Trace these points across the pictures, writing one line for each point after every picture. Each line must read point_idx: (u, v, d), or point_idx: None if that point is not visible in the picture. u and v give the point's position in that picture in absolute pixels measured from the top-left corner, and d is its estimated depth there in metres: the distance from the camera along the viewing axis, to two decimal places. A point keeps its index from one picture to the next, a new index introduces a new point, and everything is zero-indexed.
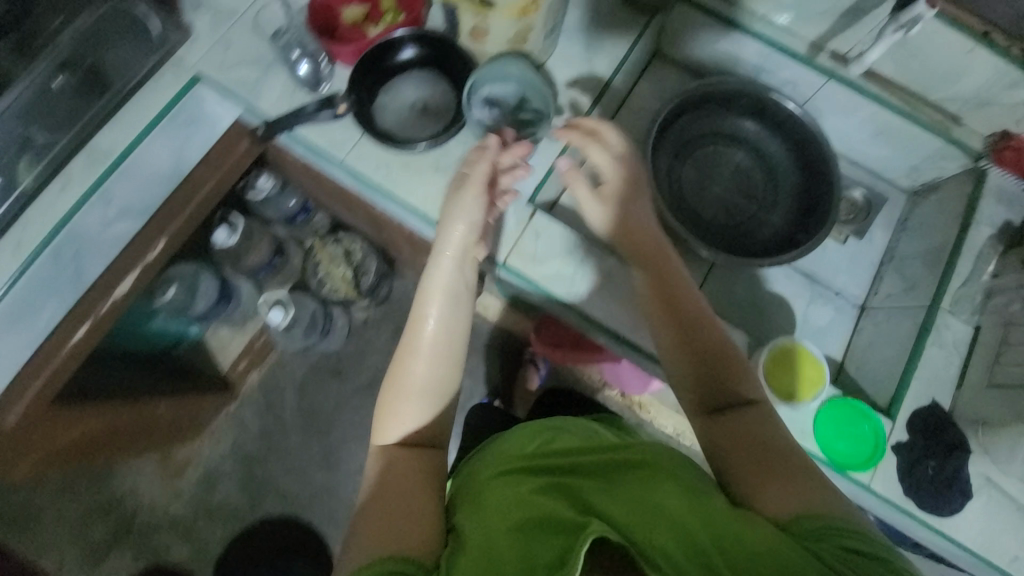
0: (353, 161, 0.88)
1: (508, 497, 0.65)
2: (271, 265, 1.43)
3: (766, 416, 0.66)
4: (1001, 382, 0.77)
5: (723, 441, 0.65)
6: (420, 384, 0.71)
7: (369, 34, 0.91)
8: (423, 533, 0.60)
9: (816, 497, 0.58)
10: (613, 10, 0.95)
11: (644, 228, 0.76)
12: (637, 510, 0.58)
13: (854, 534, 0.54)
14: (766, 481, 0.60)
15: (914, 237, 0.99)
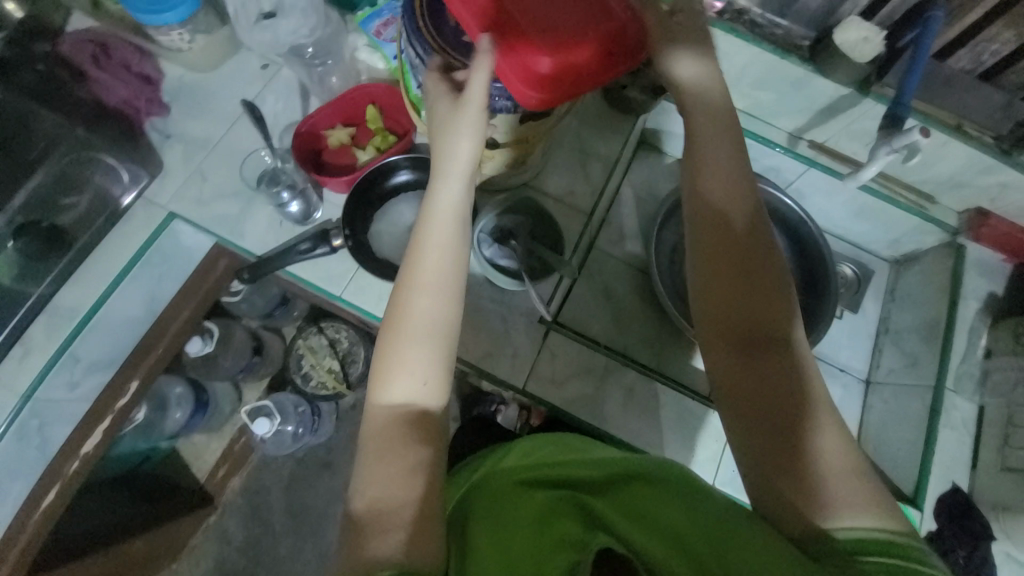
0: (351, 296, 0.85)
1: (514, 506, 0.62)
2: (249, 367, 1.35)
3: (801, 367, 0.57)
4: (1013, 466, 0.82)
5: (754, 393, 0.57)
6: (419, 336, 0.57)
7: (359, 161, 0.88)
8: (420, 537, 0.50)
9: (841, 493, 0.51)
10: (599, 112, 0.97)
11: (714, 119, 0.62)
12: (661, 543, 0.53)
13: (898, 553, 0.47)
14: (794, 467, 0.53)
15: (904, 309, 1.02)
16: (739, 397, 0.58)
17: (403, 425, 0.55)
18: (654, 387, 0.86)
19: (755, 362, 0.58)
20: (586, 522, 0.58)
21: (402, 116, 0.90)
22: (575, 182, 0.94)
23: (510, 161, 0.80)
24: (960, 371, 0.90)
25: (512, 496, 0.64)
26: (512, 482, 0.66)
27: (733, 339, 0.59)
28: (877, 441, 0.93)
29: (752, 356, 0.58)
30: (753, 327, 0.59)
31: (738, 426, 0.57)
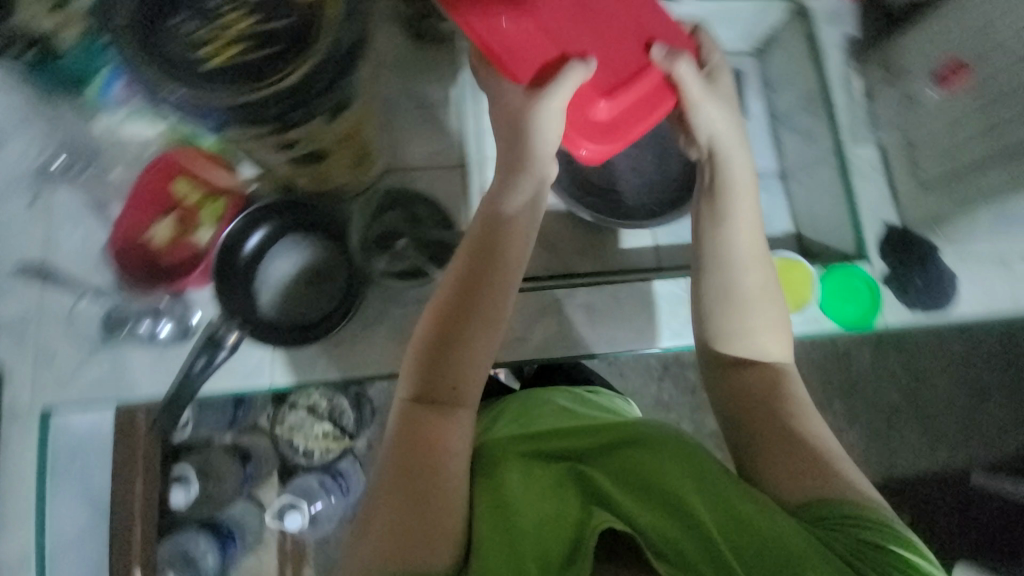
0: (283, 378, 0.76)
1: (523, 482, 0.60)
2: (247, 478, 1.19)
3: (783, 381, 0.63)
4: (928, 182, 0.86)
5: (757, 403, 0.61)
6: (463, 389, 0.59)
7: (201, 242, 0.77)
8: (444, 542, 0.52)
9: (828, 481, 0.56)
10: (415, 59, 0.88)
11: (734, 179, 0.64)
12: (667, 519, 0.56)
13: (882, 533, 0.52)
14: (800, 457, 0.58)
15: (785, 91, 1.02)
16: (744, 404, 0.62)
17: (434, 436, 0.56)
18: (608, 290, 0.85)
19: (752, 374, 0.63)
20: (589, 497, 0.59)
21: (208, 173, 0.76)
22: (435, 142, 0.87)
23: (353, 161, 0.74)
24: (851, 122, 0.93)
25: (516, 470, 0.62)
26: (518, 454, 0.64)
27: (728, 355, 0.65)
28: (812, 221, 0.97)
29: (755, 372, 0.63)
30: (744, 337, 0.63)
31: (745, 426, 0.61)
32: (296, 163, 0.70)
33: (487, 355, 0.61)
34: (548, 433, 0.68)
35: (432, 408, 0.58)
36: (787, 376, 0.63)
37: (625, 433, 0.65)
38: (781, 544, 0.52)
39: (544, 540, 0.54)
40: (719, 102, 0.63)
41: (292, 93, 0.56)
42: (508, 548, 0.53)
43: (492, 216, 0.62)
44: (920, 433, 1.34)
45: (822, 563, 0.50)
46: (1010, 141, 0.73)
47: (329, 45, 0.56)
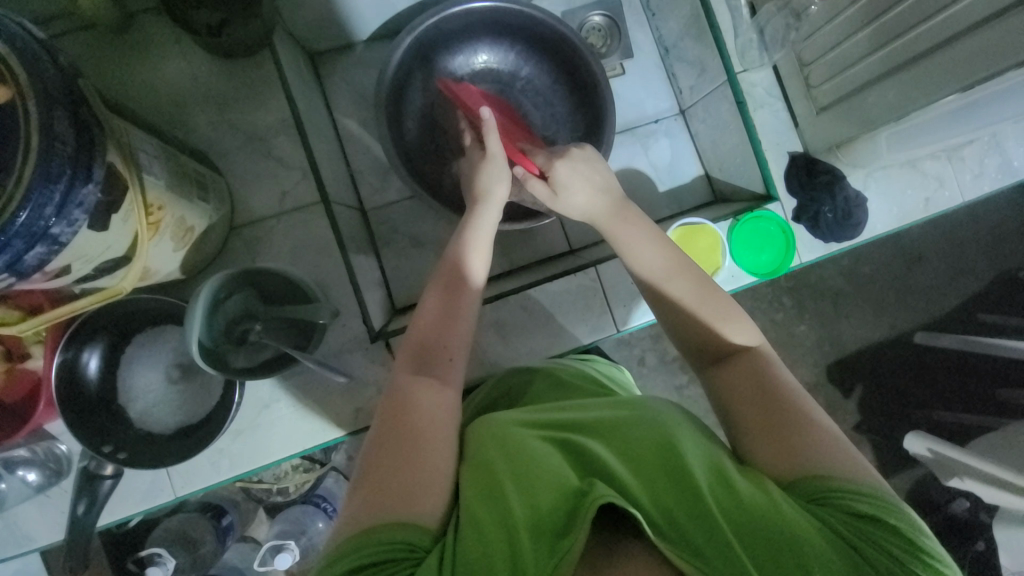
0: (188, 487, 0.71)
1: (517, 456, 0.51)
2: (230, 530, 1.01)
3: (771, 366, 0.57)
4: (827, 104, 0.78)
5: (752, 381, 0.55)
6: (456, 363, 0.59)
7: (36, 367, 0.67)
8: (429, 504, 0.47)
9: (827, 452, 0.49)
10: (231, 84, 0.74)
11: (630, 215, 0.65)
12: (667, 491, 0.46)
13: (884, 516, 0.45)
14: (799, 425, 0.51)
15: (665, 18, 0.90)
16: (738, 393, 0.55)
17: (432, 404, 0.54)
18: (516, 301, 0.79)
19: (739, 364, 0.57)
20: (584, 468, 0.49)
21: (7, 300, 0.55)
22: (282, 180, 0.75)
23: (172, 238, 0.59)
24: (740, 46, 0.82)
25: (506, 447, 0.52)
26: (511, 429, 0.55)
27: (706, 346, 0.60)
28: (718, 163, 0.91)
29: (738, 363, 0.57)
30: (721, 331, 0.59)
31: (736, 405, 0.55)
32: (84, 281, 0.53)
33: (466, 333, 0.61)
34: (546, 408, 0.59)
35: (431, 377, 0.56)
36: (772, 363, 0.57)
37: (627, 406, 0.57)
38: (781, 518, 0.44)
39: (539, 512, 0.44)
40: (589, 184, 0.66)
41: (18, 232, 0.40)
42: (499, 534, 0.43)
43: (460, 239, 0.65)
44: (868, 306, 1.29)
45: (819, 540, 0.43)
46: (896, 49, 0.65)
47: (40, 151, 0.40)
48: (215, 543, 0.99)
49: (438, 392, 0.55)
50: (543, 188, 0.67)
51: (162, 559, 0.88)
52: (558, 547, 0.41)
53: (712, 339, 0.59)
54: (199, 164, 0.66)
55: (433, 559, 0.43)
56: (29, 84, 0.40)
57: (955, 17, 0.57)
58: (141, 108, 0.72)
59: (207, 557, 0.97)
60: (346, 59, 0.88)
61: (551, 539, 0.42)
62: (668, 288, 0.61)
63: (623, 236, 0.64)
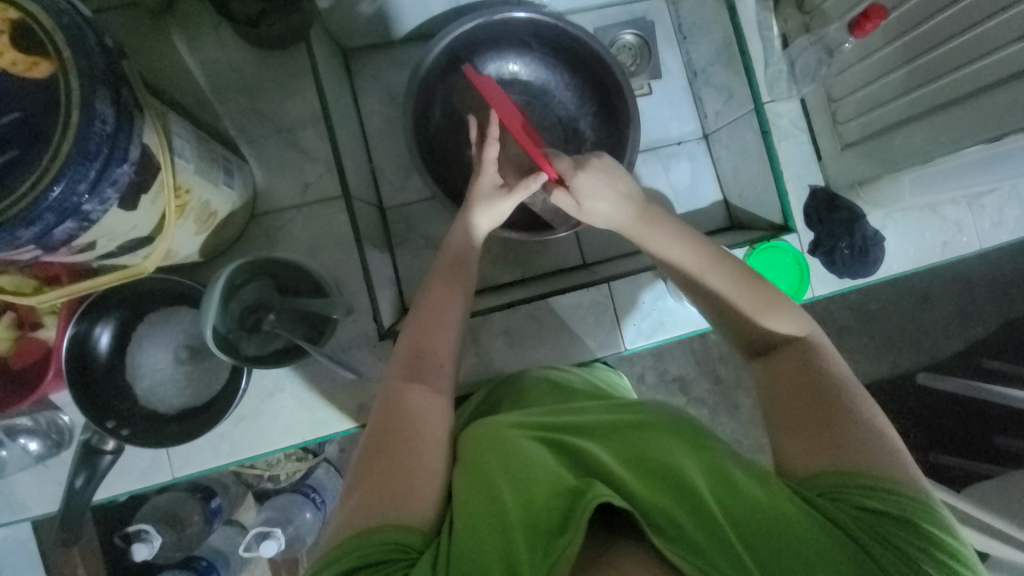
0: (186, 469, 0.71)
1: (512, 454, 0.50)
2: (217, 512, 1.01)
3: (823, 360, 0.56)
4: (852, 141, 0.78)
5: (797, 380, 0.55)
6: (450, 370, 0.60)
7: (47, 337, 0.67)
8: (421, 499, 0.48)
9: (863, 451, 0.49)
10: (262, 72, 0.75)
11: (656, 213, 0.65)
12: (666, 495, 0.45)
13: (918, 516, 0.46)
14: (841, 424, 0.51)
15: (695, 42, 0.91)
16: (780, 387, 0.56)
17: (425, 407, 0.55)
18: (526, 310, 0.79)
19: (785, 354, 0.58)
20: (580, 469, 0.49)
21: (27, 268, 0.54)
22: (305, 172, 0.76)
23: (195, 221, 0.60)
24: (769, 76, 0.82)
25: (510, 442, 0.52)
26: (506, 428, 0.54)
27: (752, 337, 0.61)
28: (737, 189, 0.90)
29: (786, 353, 0.58)
30: (763, 322, 0.59)
31: (773, 403, 0.56)
32: (106, 257, 0.53)
33: (456, 335, 0.62)
34: (543, 409, 0.59)
35: (424, 384, 0.57)
36: (824, 353, 0.57)
37: (629, 409, 0.57)
38: (784, 525, 0.44)
39: (533, 511, 0.44)
40: (610, 198, 0.65)
41: (50, 206, 0.41)
42: (492, 533, 0.43)
43: (467, 245, 0.68)
44: (873, 343, 1.29)
45: (825, 546, 0.43)
46: (928, 93, 0.65)
47: (80, 131, 0.40)
48: (202, 524, 0.98)
49: (433, 400, 0.55)
50: (568, 199, 0.67)
51: (149, 536, 0.87)
52: (553, 544, 0.42)
53: (757, 332, 0.60)
54: (226, 150, 0.66)
55: (428, 557, 0.43)
56: (75, 63, 0.40)
57: (991, 67, 0.57)
58: (174, 90, 0.72)
59: (192, 539, 0.97)
60: (377, 57, 0.89)
61: (548, 538, 0.42)
62: (705, 279, 0.62)
63: (657, 238, 0.64)
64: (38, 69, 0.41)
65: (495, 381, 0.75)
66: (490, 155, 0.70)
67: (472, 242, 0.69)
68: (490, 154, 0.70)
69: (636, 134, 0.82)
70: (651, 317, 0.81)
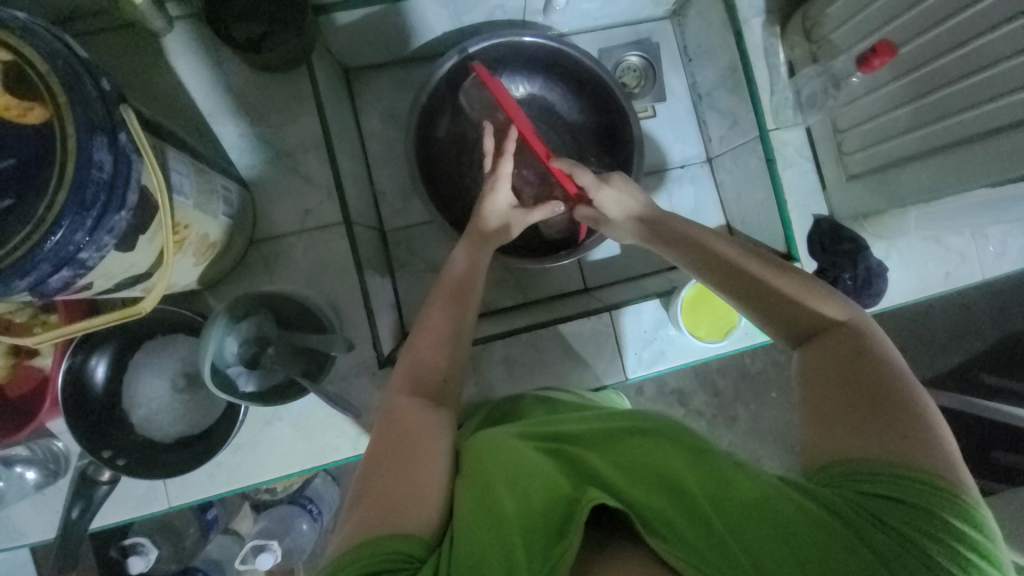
0: (182, 498, 0.71)
1: (511, 462, 0.50)
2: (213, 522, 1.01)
3: (870, 339, 0.53)
4: (858, 173, 0.77)
5: (835, 364, 0.52)
6: (449, 386, 0.59)
7: (43, 365, 0.66)
8: (422, 501, 0.48)
9: (907, 435, 0.46)
10: (262, 96, 0.74)
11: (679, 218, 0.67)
12: (657, 496, 0.45)
13: (948, 511, 0.43)
14: (884, 407, 0.47)
15: (701, 65, 0.90)
16: (818, 369, 0.53)
17: (420, 414, 0.55)
18: (527, 338, 0.79)
19: (829, 336, 0.54)
20: (577, 474, 0.49)
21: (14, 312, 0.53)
22: (305, 198, 0.75)
23: (197, 249, 0.59)
24: (775, 103, 0.81)
25: (507, 451, 0.53)
26: (506, 438, 0.55)
27: (794, 319, 0.57)
28: (740, 215, 0.90)
29: (829, 333, 0.54)
30: (800, 305, 0.56)
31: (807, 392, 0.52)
32: (104, 293, 0.52)
33: (455, 354, 0.61)
34: (541, 421, 0.59)
35: (425, 398, 0.57)
36: (873, 341, 0.52)
37: (624, 419, 0.56)
38: (772, 519, 0.43)
39: (531, 512, 0.45)
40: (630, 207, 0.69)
41: (46, 256, 0.40)
42: (492, 536, 0.43)
43: (473, 271, 0.67)
44: None
45: (822, 544, 0.41)
46: (932, 132, 0.65)
47: (76, 180, 0.39)
48: (198, 534, 1.00)
49: (430, 415, 0.55)
50: (590, 214, 0.73)
51: (144, 549, 0.88)
52: (552, 548, 0.42)
53: (800, 314, 0.56)
54: (226, 178, 0.65)
55: (431, 564, 0.43)
56: (71, 110, 0.40)
57: (1000, 109, 0.57)
58: (173, 115, 0.71)
59: (190, 550, 0.99)
60: (379, 77, 0.88)
61: (547, 540, 0.42)
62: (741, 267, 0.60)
63: (682, 241, 0.64)
64: (33, 115, 0.40)
65: (489, 405, 0.73)
66: (506, 171, 0.73)
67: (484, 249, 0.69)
68: (507, 172, 0.73)
69: (640, 161, 0.81)
70: (653, 347, 0.81)
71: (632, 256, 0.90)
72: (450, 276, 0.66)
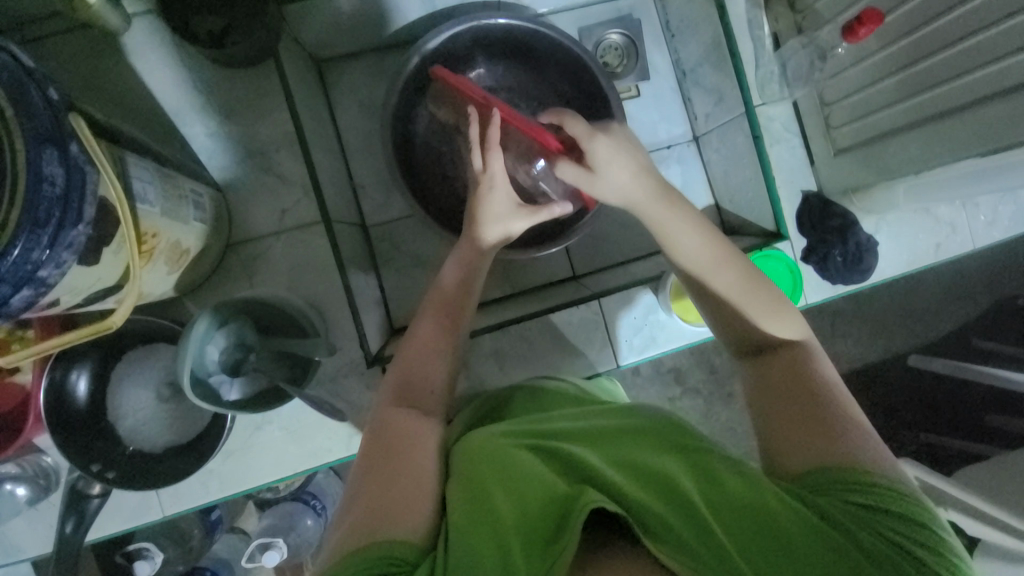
0: (177, 507, 0.70)
1: (504, 464, 0.50)
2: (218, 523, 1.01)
3: (814, 357, 0.57)
4: (846, 146, 0.76)
5: (788, 379, 0.55)
6: (436, 392, 0.59)
7: (23, 382, 0.65)
8: (415, 509, 0.47)
9: (858, 445, 0.50)
10: (230, 93, 0.72)
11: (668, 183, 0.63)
12: (654, 495, 0.44)
13: (909, 514, 0.45)
14: (837, 421, 0.51)
15: (684, 40, 0.87)
16: (772, 382, 0.56)
17: (413, 423, 0.54)
18: (516, 330, 0.78)
19: (780, 353, 0.58)
20: (571, 475, 0.48)
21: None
22: (282, 198, 0.73)
23: (168, 258, 0.57)
24: (760, 77, 0.79)
25: (500, 453, 0.51)
26: (497, 437, 0.54)
27: (748, 335, 0.60)
28: (728, 194, 0.88)
29: (780, 351, 0.58)
30: (758, 322, 0.60)
31: (765, 405, 0.55)
32: (76, 308, 0.51)
33: (443, 363, 0.61)
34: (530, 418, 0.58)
35: (413, 407, 0.56)
36: (812, 356, 0.57)
37: (616, 416, 0.56)
38: (766, 517, 0.43)
39: (527, 519, 0.44)
40: (620, 159, 0.62)
41: (6, 276, 0.38)
42: (489, 545, 0.42)
43: (467, 277, 0.65)
44: (864, 332, 1.29)
45: (812, 543, 0.42)
46: (922, 102, 0.64)
47: (29, 196, 0.38)
48: (203, 536, 0.99)
49: (421, 422, 0.55)
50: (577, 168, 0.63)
51: (149, 553, 0.88)
52: (548, 553, 0.41)
53: (755, 330, 0.60)
54: (196, 183, 0.63)
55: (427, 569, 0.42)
56: (20, 124, 0.38)
57: (989, 78, 0.55)
58: (138, 117, 0.69)
59: (197, 549, 0.99)
60: (351, 67, 0.85)
61: (543, 547, 0.42)
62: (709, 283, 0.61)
63: (670, 218, 0.61)
64: None
65: (479, 397, 0.72)
66: (490, 164, 0.64)
67: (480, 253, 0.65)
68: (498, 162, 0.64)
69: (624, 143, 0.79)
70: (644, 333, 0.80)
71: (620, 241, 0.89)
72: (445, 287, 0.65)
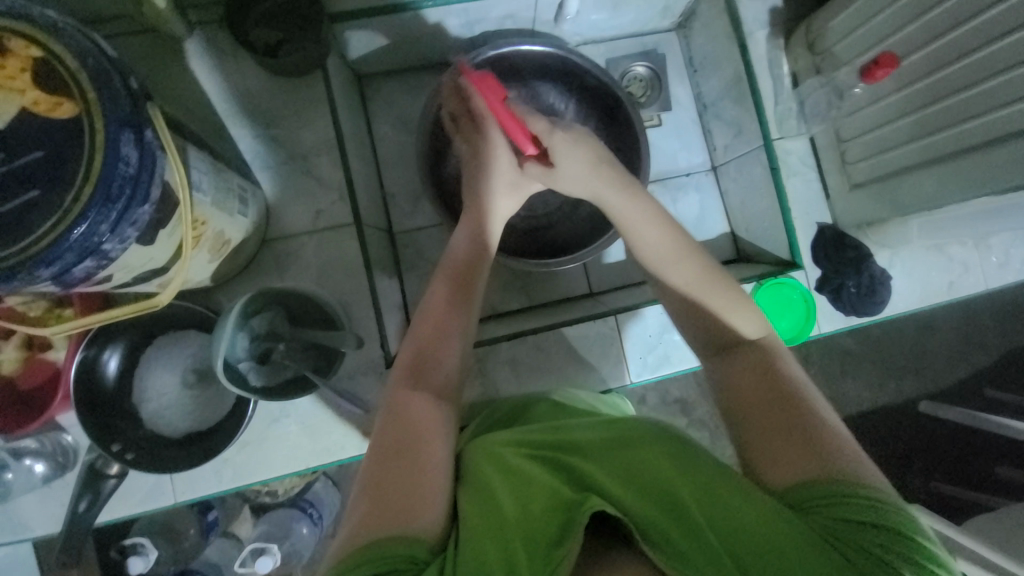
0: (189, 494, 0.71)
1: (509, 472, 0.51)
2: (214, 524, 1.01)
3: (780, 358, 0.55)
4: (861, 182, 0.78)
5: (753, 386, 0.53)
6: (448, 369, 0.58)
7: (56, 359, 0.67)
8: (422, 505, 0.46)
9: (841, 455, 0.47)
10: (277, 99, 0.76)
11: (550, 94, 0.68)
12: (656, 506, 0.45)
13: (899, 533, 0.43)
14: (816, 430, 0.49)
15: (706, 75, 0.92)
16: (740, 387, 0.54)
17: (421, 411, 0.53)
18: (532, 340, 0.80)
19: (743, 355, 0.56)
20: (575, 483, 0.48)
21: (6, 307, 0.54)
22: (317, 199, 0.76)
23: (210, 247, 0.60)
24: (778, 113, 0.83)
25: (505, 462, 0.52)
26: (501, 447, 0.55)
27: (713, 334, 0.59)
28: (744, 223, 0.91)
29: (742, 353, 0.56)
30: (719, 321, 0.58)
31: (742, 413, 0.53)
32: (122, 287, 0.53)
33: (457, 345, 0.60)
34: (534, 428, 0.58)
35: (427, 390, 0.56)
36: (774, 355, 0.56)
37: (617, 426, 0.55)
38: (771, 537, 0.42)
39: (529, 523, 0.44)
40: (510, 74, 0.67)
41: (71, 246, 0.41)
42: (493, 545, 0.43)
43: (477, 249, 0.65)
44: (875, 371, 1.28)
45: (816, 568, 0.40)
46: (936, 141, 0.66)
47: (104, 173, 0.41)
48: (198, 536, 1.00)
49: (429, 406, 0.54)
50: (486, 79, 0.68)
51: (144, 549, 0.87)
52: (551, 556, 0.41)
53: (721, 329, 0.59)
54: (242, 179, 0.67)
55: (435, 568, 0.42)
56: (101, 106, 0.41)
57: (1001, 120, 0.58)
58: (191, 116, 0.73)
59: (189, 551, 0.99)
60: (390, 84, 0.90)
61: (545, 550, 0.42)
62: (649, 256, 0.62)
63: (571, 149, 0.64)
64: (62, 109, 0.42)
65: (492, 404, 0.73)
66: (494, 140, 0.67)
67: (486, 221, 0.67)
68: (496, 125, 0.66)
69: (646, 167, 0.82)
70: (658, 352, 0.81)
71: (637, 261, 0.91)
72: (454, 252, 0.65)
